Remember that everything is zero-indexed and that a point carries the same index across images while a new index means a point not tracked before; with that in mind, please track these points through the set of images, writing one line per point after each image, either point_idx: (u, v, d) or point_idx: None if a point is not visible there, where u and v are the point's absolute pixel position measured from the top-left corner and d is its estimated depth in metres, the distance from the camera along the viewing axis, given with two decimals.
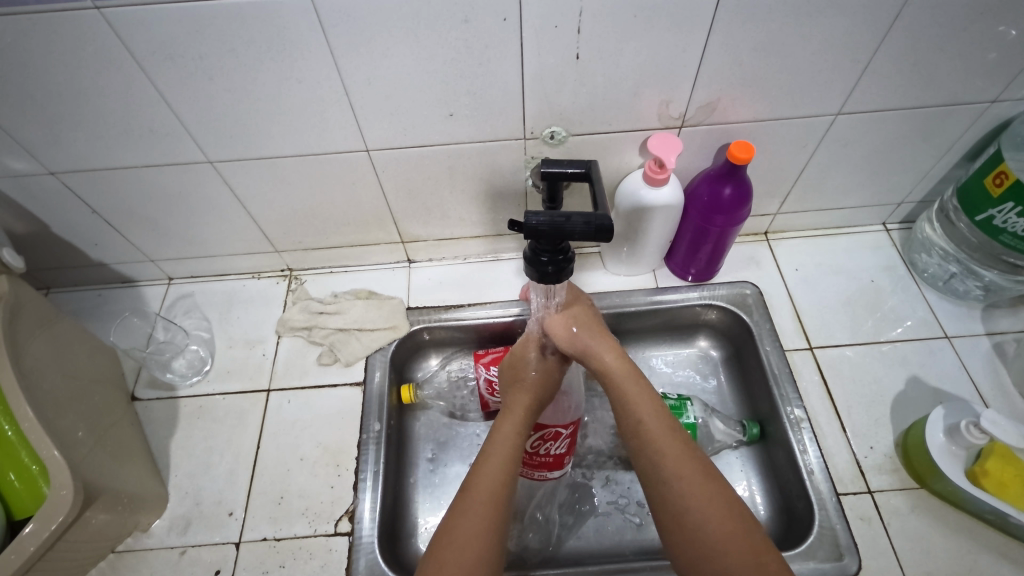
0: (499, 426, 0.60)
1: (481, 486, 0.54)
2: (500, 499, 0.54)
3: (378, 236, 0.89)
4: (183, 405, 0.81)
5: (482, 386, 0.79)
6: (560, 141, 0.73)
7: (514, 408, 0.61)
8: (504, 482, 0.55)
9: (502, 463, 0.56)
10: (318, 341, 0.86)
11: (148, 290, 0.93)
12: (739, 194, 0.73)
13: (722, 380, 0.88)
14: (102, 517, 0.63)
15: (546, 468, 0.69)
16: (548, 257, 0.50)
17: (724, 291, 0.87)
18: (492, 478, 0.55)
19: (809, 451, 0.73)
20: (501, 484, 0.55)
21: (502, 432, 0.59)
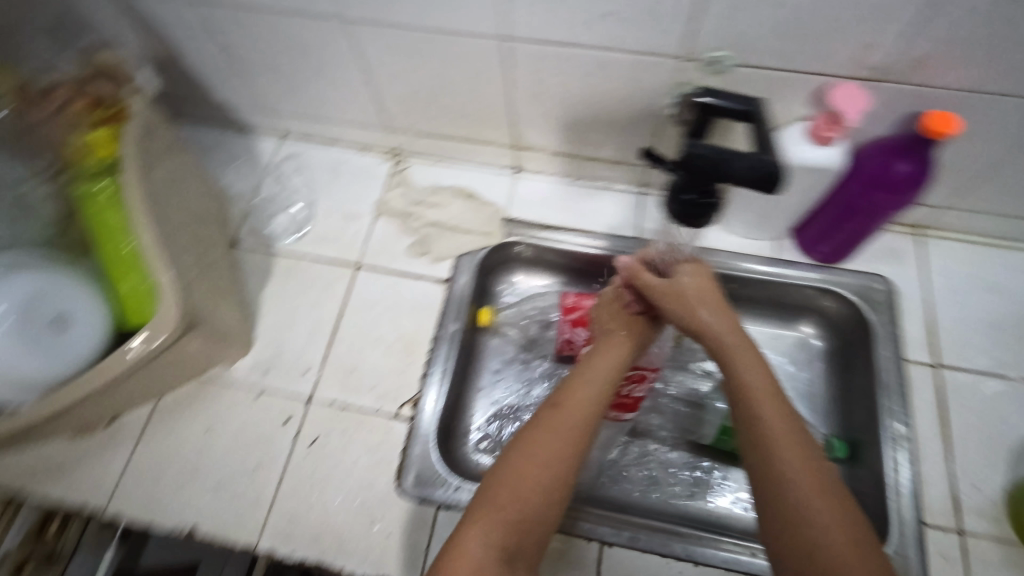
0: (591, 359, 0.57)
1: (571, 408, 0.53)
2: (585, 424, 0.52)
3: (494, 136, 0.84)
4: (278, 260, 0.84)
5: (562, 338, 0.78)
6: (725, 70, 0.63)
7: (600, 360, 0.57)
8: (591, 412, 0.53)
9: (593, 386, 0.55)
10: (413, 230, 0.85)
11: (260, 141, 0.94)
12: (914, 174, 0.64)
13: (816, 375, 0.81)
14: (196, 344, 0.67)
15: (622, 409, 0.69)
16: (692, 197, 0.51)
17: (851, 281, 0.78)
18: (583, 402, 0.53)
19: (902, 471, 0.67)
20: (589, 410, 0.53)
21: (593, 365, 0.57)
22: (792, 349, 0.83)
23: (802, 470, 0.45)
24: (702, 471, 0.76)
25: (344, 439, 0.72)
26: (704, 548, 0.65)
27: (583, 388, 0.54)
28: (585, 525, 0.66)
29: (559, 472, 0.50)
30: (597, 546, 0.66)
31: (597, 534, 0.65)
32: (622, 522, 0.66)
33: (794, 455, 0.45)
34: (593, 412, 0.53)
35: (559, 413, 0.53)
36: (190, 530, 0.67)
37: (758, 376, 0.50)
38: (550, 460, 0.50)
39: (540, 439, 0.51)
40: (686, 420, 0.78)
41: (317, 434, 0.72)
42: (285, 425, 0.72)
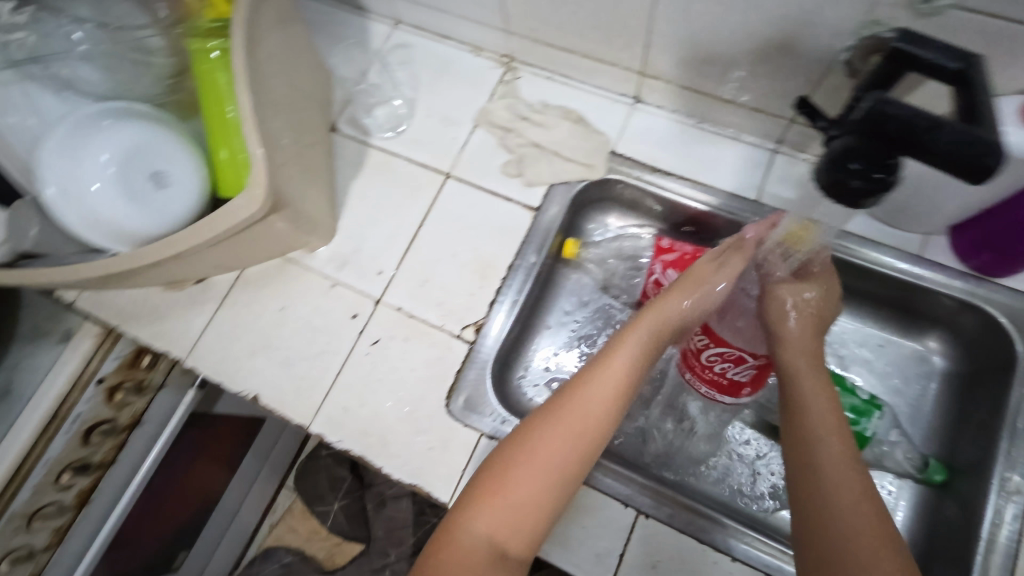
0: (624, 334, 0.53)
1: (595, 389, 0.50)
2: (608, 407, 0.49)
3: (619, 57, 0.74)
4: (370, 155, 0.82)
5: (650, 282, 0.72)
6: (937, 12, 0.49)
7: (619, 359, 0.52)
8: (616, 394, 0.50)
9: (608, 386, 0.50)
10: (510, 148, 0.79)
11: (373, 25, 0.89)
12: None
13: (929, 392, 0.72)
14: (281, 225, 0.68)
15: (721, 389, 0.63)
16: (858, 168, 0.38)
17: (1005, 300, 0.65)
18: (610, 382, 0.50)
19: (1004, 527, 0.58)
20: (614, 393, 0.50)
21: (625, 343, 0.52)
22: (906, 357, 0.74)
23: (838, 461, 0.46)
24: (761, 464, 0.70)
25: (405, 346, 0.72)
26: (745, 546, 0.61)
27: (609, 370, 0.50)
28: (623, 489, 0.64)
29: (575, 455, 0.48)
30: (632, 514, 0.63)
31: (632, 501, 0.63)
32: (663, 496, 0.63)
33: (832, 445, 0.47)
34: (618, 395, 0.50)
35: (580, 394, 0.50)
36: (254, 397, 0.71)
37: (807, 374, 0.51)
38: (567, 442, 0.48)
39: (559, 417, 0.49)
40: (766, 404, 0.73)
41: (380, 336, 0.72)
42: (352, 320, 0.73)
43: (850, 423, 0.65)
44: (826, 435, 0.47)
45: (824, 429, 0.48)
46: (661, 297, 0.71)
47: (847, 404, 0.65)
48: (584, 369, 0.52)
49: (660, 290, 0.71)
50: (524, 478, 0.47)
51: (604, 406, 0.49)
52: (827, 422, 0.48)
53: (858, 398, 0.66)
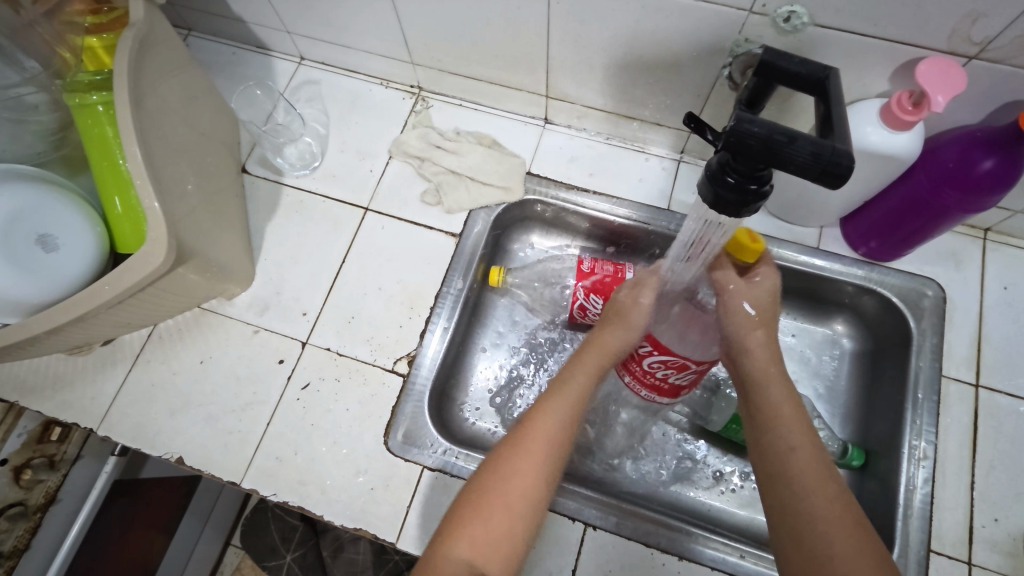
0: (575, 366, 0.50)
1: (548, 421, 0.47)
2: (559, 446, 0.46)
3: (524, 81, 0.77)
4: (285, 194, 0.80)
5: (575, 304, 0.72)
6: (795, 29, 0.54)
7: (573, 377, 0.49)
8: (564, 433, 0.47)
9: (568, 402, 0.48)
10: (427, 177, 0.80)
11: (278, 64, 0.88)
12: (1002, 174, 0.55)
13: (841, 372, 0.75)
14: (192, 276, 0.65)
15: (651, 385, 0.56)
16: (735, 181, 0.40)
17: (897, 282, 0.71)
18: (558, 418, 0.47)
19: (917, 491, 0.62)
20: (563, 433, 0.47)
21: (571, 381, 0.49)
22: (818, 343, 0.77)
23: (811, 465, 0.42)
24: (696, 461, 0.72)
25: (336, 387, 0.70)
26: (691, 544, 0.62)
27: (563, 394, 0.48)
28: (568, 504, 0.64)
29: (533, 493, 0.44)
30: (580, 527, 0.63)
31: (581, 514, 0.63)
32: (607, 506, 0.64)
33: (804, 445, 0.43)
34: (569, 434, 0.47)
35: (533, 431, 0.46)
36: (177, 459, 0.68)
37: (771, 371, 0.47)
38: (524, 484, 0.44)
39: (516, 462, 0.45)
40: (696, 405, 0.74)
41: (309, 379, 0.70)
42: (278, 366, 0.71)
43: None
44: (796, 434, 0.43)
45: (794, 427, 0.44)
46: (589, 317, 0.72)
47: None
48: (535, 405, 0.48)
49: (587, 312, 0.72)
50: (488, 520, 0.43)
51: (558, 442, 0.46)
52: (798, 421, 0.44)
53: None
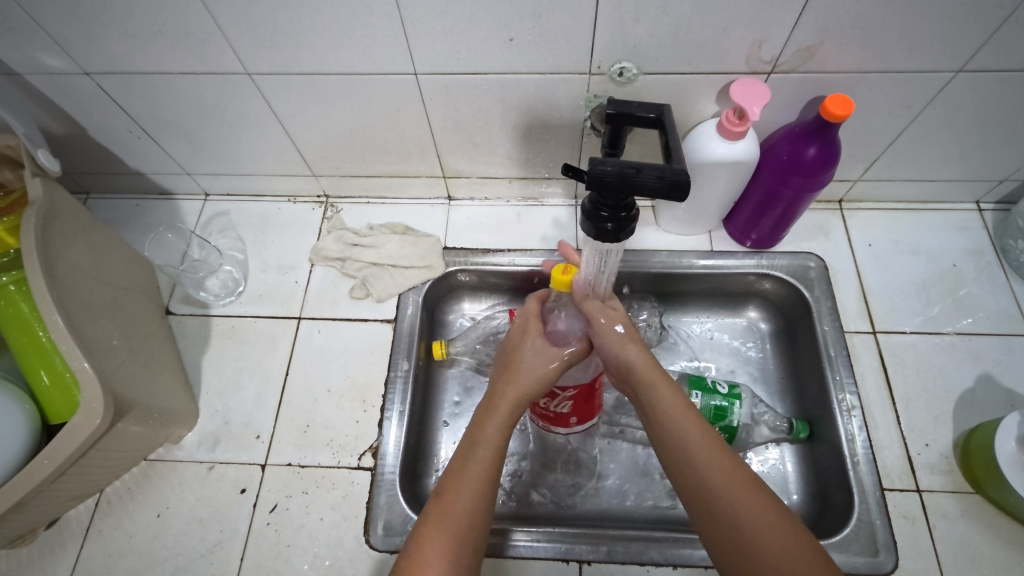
0: (484, 421, 0.55)
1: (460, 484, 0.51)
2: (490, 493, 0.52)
3: (420, 169, 0.84)
4: (215, 324, 0.81)
5: None
6: (629, 79, 0.65)
7: (502, 401, 0.55)
8: (486, 487, 0.52)
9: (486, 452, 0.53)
10: (351, 274, 0.83)
11: (184, 204, 0.91)
12: (824, 156, 0.65)
13: (768, 353, 0.82)
14: (134, 429, 0.64)
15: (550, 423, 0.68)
16: (609, 213, 0.47)
17: (784, 262, 0.80)
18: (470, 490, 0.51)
19: (857, 440, 0.69)
20: (486, 480, 0.52)
21: (486, 438, 0.54)
22: (741, 332, 0.84)
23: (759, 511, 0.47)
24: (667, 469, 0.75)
25: (306, 499, 0.69)
26: (682, 551, 0.64)
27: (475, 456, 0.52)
28: (558, 547, 0.65)
29: (468, 524, 0.49)
30: (576, 567, 0.65)
31: (574, 554, 0.65)
32: (596, 537, 0.66)
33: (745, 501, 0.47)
34: (488, 486, 0.52)
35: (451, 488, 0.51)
36: None
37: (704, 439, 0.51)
38: (456, 525, 0.49)
39: (441, 513, 0.50)
40: None
41: (276, 500, 0.69)
42: (241, 496, 0.70)
43: (718, 420, 0.71)
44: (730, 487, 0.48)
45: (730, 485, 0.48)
46: None
47: (712, 402, 0.70)
48: (461, 458, 0.53)
49: None
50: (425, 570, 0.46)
51: (481, 497, 0.51)
52: (705, 450, 0.50)
53: (718, 396, 0.71)
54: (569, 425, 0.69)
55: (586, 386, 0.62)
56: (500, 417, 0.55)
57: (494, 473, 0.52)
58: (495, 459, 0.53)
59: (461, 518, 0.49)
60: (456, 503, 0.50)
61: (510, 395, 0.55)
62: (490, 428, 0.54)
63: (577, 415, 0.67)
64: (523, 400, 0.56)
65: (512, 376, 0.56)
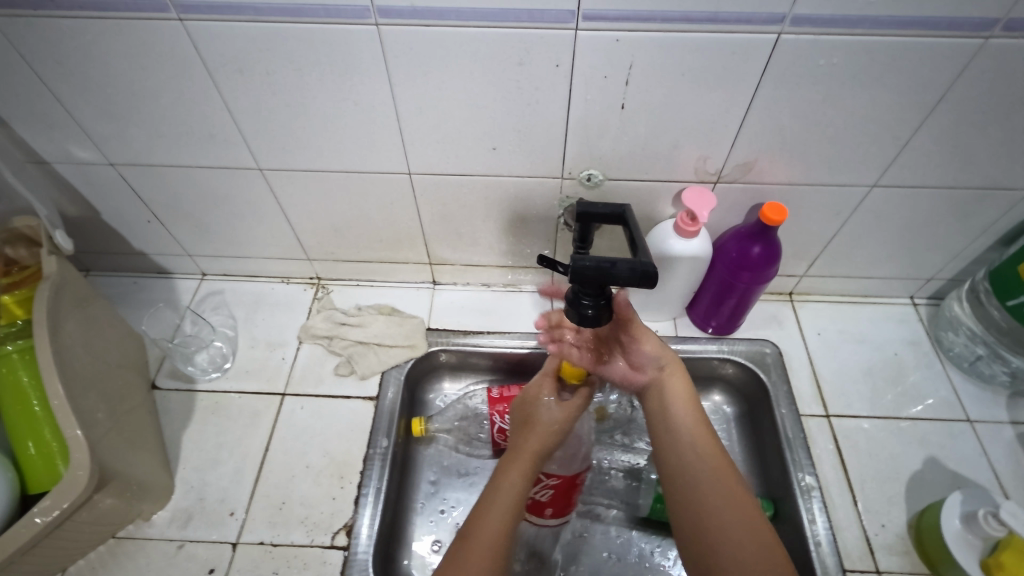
0: (508, 470, 0.58)
1: (493, 513, 0.54)
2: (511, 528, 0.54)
3: (408, 255, 0.91)
4: (199, 399, 0.83)
5: (494, 430, 0.79)
6: (596, 184, 0.74)
7: (523, 452, 0.59)
8: (510, 524, 0.54)
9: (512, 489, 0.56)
10: (337, 351, 0.87)
11: (181, 283, 0.96)
12: (767, 254, 0.74)
13: (733, 435, 0.86)
14: (109, 501, 0.64)
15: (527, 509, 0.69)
16: (590, 302, 0.53)
17: (743, 348, 0.87)
18: (499, 520, 0.53)
19: (818, 521, 0.71)
20: (508, 519, 0.54)
21: (508, 478, 0.57)
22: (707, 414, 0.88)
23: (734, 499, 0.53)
24: (640, 551, 0.76)
25: None
26: None
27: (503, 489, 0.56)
28: None
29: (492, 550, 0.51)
30: None
31: None
32: None
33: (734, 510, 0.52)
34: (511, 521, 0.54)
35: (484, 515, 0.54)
36: None
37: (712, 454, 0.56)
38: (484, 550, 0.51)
39: (475, 541, 0.52)
40: (625, 498, 0.80)
41: None
42: None
43: None
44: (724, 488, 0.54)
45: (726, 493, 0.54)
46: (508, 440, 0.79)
47: None
48: (487, 494, 0.56)
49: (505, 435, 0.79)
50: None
51: (505, 529, 0.53)
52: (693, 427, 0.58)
53: None
54: (542, 516, 0.70)
55: (567, 479, 0.65)
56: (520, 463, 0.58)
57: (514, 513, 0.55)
58: (517, 501, 0.55)
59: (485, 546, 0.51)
60: (483, 537, 0.52)
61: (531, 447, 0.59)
62: (513, 471, 0.57)
63: (553, 508, 0.69)
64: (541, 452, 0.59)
65: (532, 429, 0.61)
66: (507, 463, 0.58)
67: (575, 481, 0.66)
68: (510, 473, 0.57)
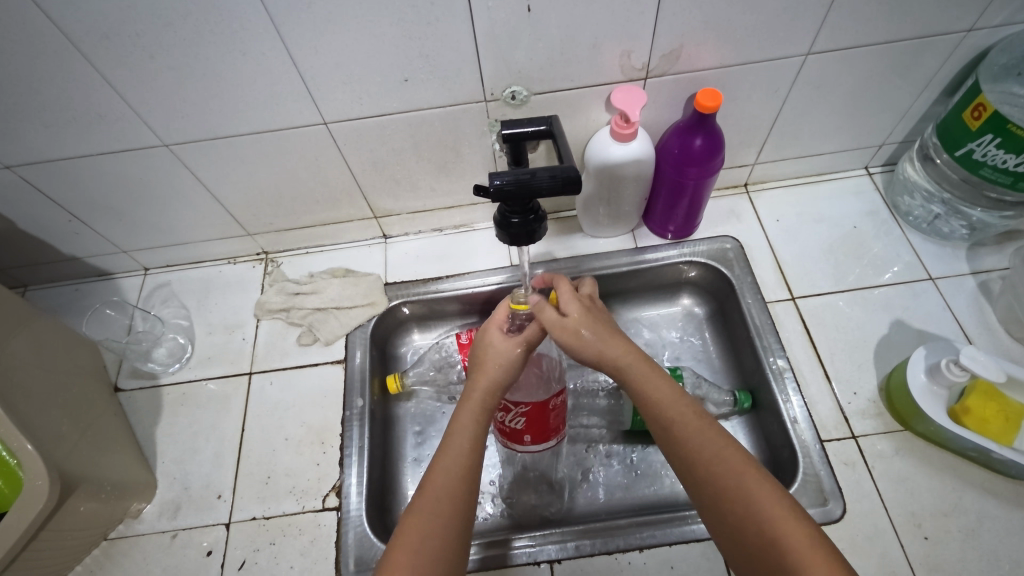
0: (459, 412, 0.54)
1: (450, 453, 0.51)
2: (474, 468, 0.51)
3: (350, 213, 0.87)
4: (166, 393, 0.81)
5: None
6: (523, 101, 0.70)
7: (474, 392, 0.55)
8: (473, 462, 0.51)
9: (468, 428, 0.52)
10: (297, 322, 0.85)
11: (124, 282, 0.92)
12: (710, 144, 0.71)
13: (706, 336, 0.87)
14: (88, 505, 0.64)
15: (504, 437, 0.65)
16: (518, 218, 0.51)
17: (704, 247, 0.86)
18: (457, 462, 0.50)
19: (793, 401, 0.73)
20: (468, 463, 0.51)
21: (461, 422, 0.53)
22: (679, 320, 0.89)
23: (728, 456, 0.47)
24: (628, 459, 0.78)
25: (274, 550, 0.69)
26: (646, 532, 0.67)
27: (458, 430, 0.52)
28: (530, 549, 0.67)
29: (455, 491, 0.49)
30: (547, 567, 0.66)
31: (543, 555, 0.66)
32: (563, 534, 0.68)
33: (744, 471, 0.46)
34: (473, 462, 0.51)
35: (443, 458, 0.51)
36: None
37: (732, 458, 0.47)
38: (444, 495, 0.48)
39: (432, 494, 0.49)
40: (608, 414, 0.81)
41: (244, 556, 0.69)
42: (208, 558, 0.69)
43: None
44: (750, 489, 0.45)
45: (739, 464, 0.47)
46: None
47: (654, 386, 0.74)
48: (440, 445, 0.52)
49: None
50: (430, 530, 0.47)
51: (467, 471, 0.50)
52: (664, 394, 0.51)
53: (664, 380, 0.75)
54: (522, 443, 0.65)
55: (540, 404, 0.61)
56: (470, 406, 0.54)
57: (473, 457, 0.51)
58: (473, 444, 0.51)
59: (448, 489, 0.49)
60: (444, 478, 0.49)
61: (483, 386, 0.55)
62: (466, 413, 0.53)
63: (532, 434, 0.64)
64: (495, 388, 0.55)
65: (481, 367, 0.56)
66: (460, 408, 0.54)
67: (548, 407, 0.61)
68: (466, 413, 0.53)
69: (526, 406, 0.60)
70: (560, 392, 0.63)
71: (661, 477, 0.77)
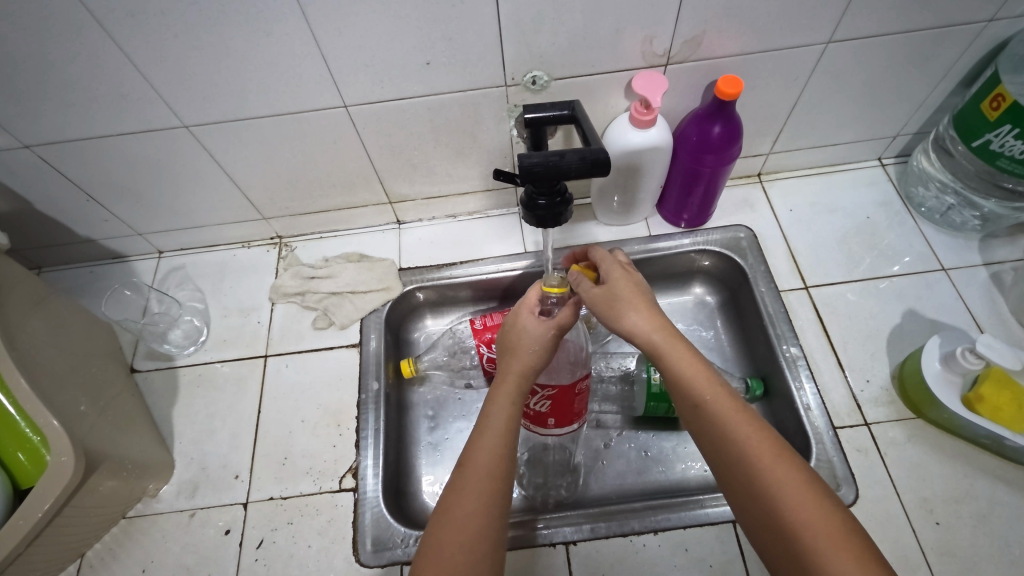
0: (495, 394, 0.55)
1: (488, 433, 0.52)
2: (511, 447, 0.51)
3: (365, 198, 0.87)
4: (182, 375, 0.82)
5: (484, 360, 0.78)
6: (543, 86, 0.70)
7: (508, 374, 0.56)
8: (509, 442, 0.52)
9: (504, 409, 0.53)
10: (312, 306, 0.86)
11: (139, 265, 0.93)
12: (729, 132, 0.71)
13: (718, 325, 0.87)
14: (109, 483, 0.65)
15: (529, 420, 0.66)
16: (545, 200, 0.51)
17: (718, 236, 0.87)
18: (495, 440, 0.51)
19: (806, 388, 0.73)
20: (505, 441, 0.51)
21: (497, 403, 0.54)
22: (691, 309, 0.89)
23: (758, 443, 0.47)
24: (641, 445, 0.79)
25: (291, 529, 0.70)
26: (660, 515, 0.67)
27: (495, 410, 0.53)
28: (546, 531, 0.68)
29: (493, 468, 0.49)
30: (563, 548, 0.67)
31: (559, 537, 0.67)
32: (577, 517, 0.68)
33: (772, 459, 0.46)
34: (509, 441, 0.52)
35: (481, 438, 0.51)
36: None
37: (760, 441, 0.47)
38: (483, 472, 0.49)
39: (472, 469, 0.49)
40: (621, 401, 0.82)
41: (262, 535, 0.70)
42: (226, 537, 0.70)
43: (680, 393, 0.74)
44: (777, 471, 0.45)
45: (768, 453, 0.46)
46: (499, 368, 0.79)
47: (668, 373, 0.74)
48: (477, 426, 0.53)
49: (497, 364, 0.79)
50: (470, 508, 0.47)
51: (504, 450, 0.51)
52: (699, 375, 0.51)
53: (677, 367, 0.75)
54: (546, 426, 0.67)
55: (565, 388, 0.61)
56: (505, 387, 0.55)
57: (510, 436, 0.52)
58: (509, 424, 0.52)
59: (486, 467, 0.49)
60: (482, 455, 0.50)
61: (516, 368, 0.56)
62: (501, 395, 0.54)
63: (556, 417, 0.65)
64: (528, 370, 0.56)
65: (514, 350, 0.57)
66: (495, 390, 0.55)
67: (573, 390, 0.62)
68: (502, 394, 0.54)
69: (552, 390, 0.61)
70: (585, 376, 0.64)
71: (673, 463, 0.77)
